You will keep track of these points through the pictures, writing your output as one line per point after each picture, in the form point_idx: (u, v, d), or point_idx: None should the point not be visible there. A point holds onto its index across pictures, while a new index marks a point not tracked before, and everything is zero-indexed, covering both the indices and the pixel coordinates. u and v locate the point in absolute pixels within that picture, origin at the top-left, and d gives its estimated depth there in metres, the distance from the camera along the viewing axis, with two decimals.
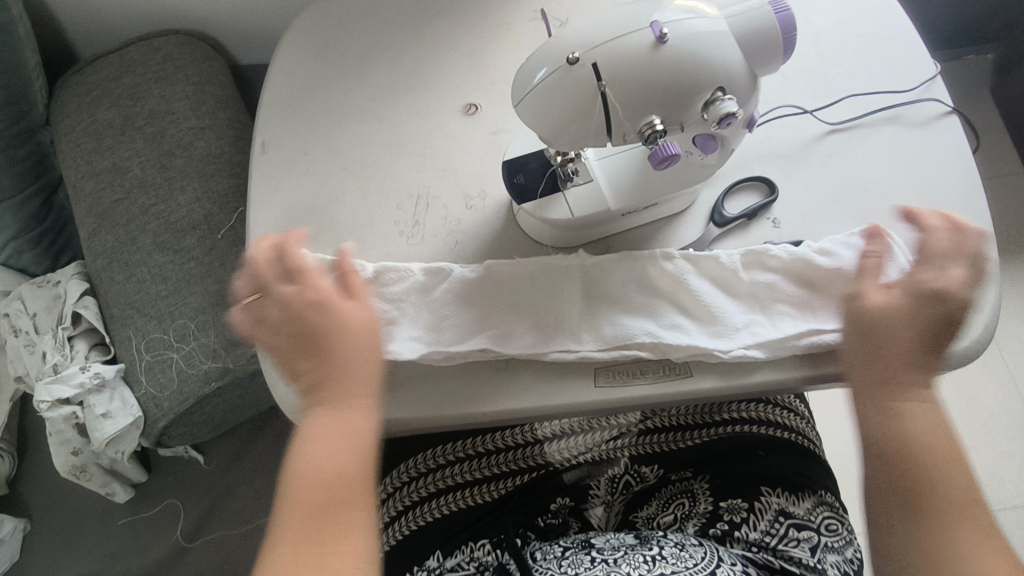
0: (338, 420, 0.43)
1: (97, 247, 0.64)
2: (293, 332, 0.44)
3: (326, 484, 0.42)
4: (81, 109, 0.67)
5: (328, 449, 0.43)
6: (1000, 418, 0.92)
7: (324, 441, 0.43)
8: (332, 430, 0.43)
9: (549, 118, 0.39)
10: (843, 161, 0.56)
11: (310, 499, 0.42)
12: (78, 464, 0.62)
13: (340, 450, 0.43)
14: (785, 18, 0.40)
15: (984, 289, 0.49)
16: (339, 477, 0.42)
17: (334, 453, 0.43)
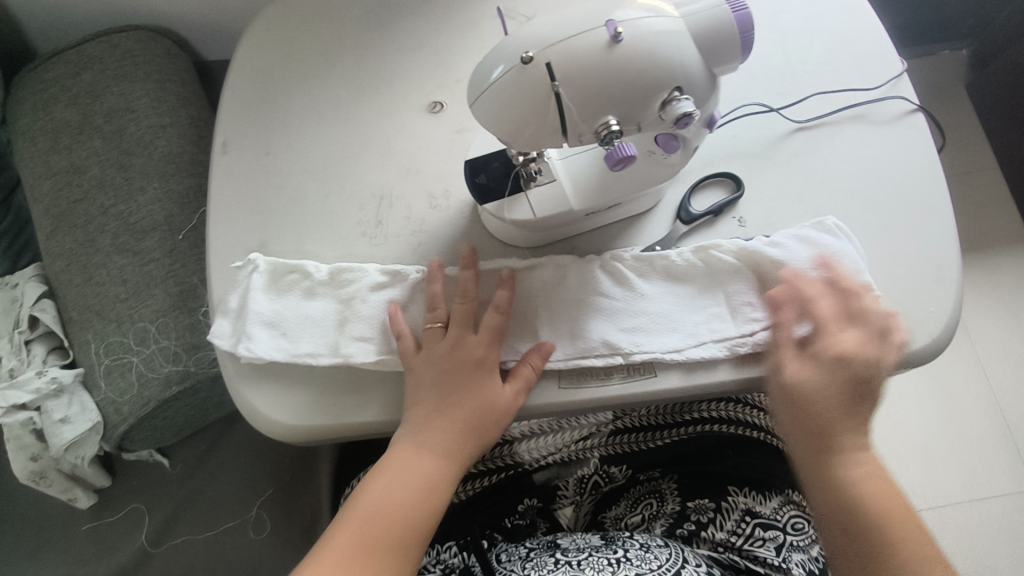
0: (423, 455, 0.45)
1: (55, 249, 0.62)
2: (456, 366, 0.46)
3: (413, 517, 0.44)
4: (38, 107, 0.66)
5: (389, 483, 0.44)
6: (972, 410, 0.93)
7: (414, 479, 0.44)
8: (407, 465, 0.45)
9: (504, 118, 0.39)
10: (808, 160, 0.56)
11: (347, 533, 0.43)
12: (37, 470, 0.60)
13: (424, 484, 0.45)
14: (744, 16, 0.39)
15: (946, 287, 0.50)
16: (388, 511, 0.44)
17: (397, 489, 0.44)
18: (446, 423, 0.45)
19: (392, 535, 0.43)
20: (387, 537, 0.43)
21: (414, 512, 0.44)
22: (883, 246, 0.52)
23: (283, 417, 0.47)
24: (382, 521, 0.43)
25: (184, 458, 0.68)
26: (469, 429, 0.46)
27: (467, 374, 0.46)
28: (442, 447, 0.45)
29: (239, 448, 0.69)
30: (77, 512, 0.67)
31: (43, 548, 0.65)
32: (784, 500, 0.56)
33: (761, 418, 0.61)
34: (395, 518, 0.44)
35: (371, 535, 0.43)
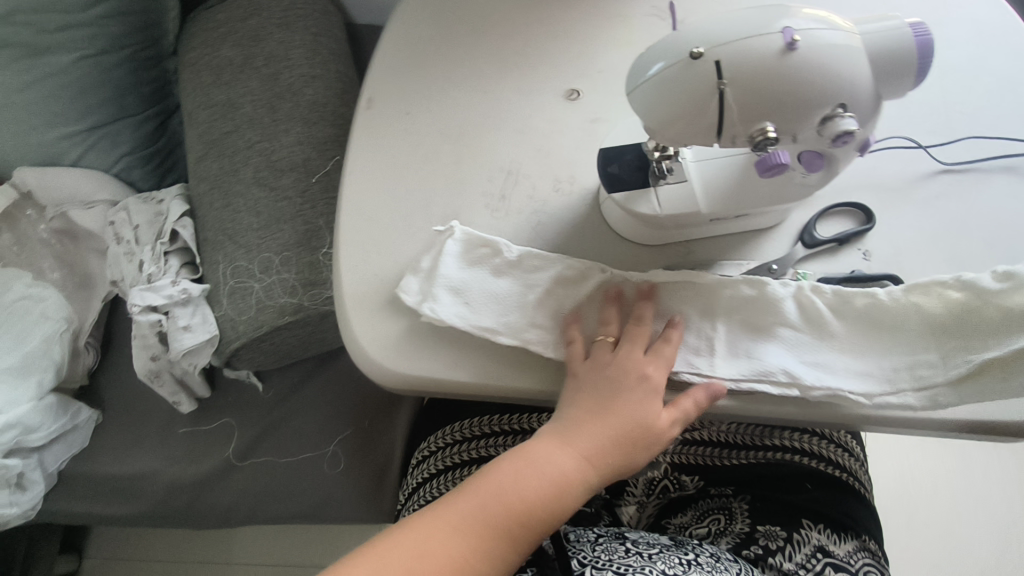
0: (565, 461, 0.47)
1: (202, 173, 0.68)
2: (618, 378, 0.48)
3: (538, 510, 0.46)
4: (208, 44, 0.72)
5: (527, 474, 0.47)
6: None
7: (548, 478, 0.47)
8: (548, 463, 0.47)
9: (661, 110, 0.39)
10: (950, 203, 0.54)
11: (479, 500, 0.46)
12: (154, 369, 0.66)
13: (556, 481, 0.47)
14: (925, 42, 0.38)
15: None
16: (521, 500, 0.46)
17: (533, 484, 0.46)
18: (594, 438, 0.47)
19: (516, 523, 0.45)
20: (510, 522, 0.45)
21: (541, 504, 0.46)
22: None
23: (389, 364, 0.50)
24: (513, 506, 0.46)
25: (278, 384, 0.73)
26: (612, 453, 0.47)
27: (619, 392, 0.48)
28: (585, 460, 0.47)
29: (328, 386, 0.73)
30: (177, 415, 0.73)
31: (144, 440, 0.72)
32: (858, 544, 0.55)
33: (845, 458, 0.60)
34: (520, 507, 0.46)
35: (498, 515, 0.45)
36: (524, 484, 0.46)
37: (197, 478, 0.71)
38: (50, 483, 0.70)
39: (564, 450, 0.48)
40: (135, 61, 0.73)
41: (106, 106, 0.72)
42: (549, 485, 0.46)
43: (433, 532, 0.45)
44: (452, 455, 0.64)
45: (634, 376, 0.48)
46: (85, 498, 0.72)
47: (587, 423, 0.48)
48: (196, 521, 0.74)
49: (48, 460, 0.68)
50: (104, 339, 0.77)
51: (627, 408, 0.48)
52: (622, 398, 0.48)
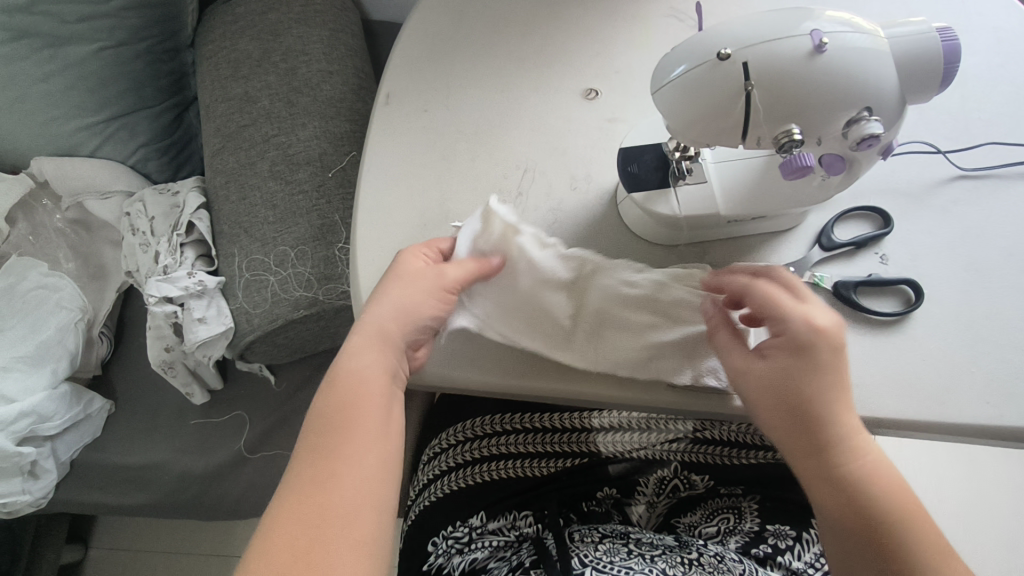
0: (366, 354, 0.44)
1: (218, 166, 0.68)
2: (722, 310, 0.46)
3: (356, 411, 0.42)
4: (226, 37, 0.72)
5: (349, 384, 0.43)
6: None
7: (364, 375, 0.44)
8: (353, 364, 0.44)
9: (686, 110, 0.40)
10: (966, 209, 0.54)
11: (317, 437, 0.42)
12: (167, 360, 0.67)
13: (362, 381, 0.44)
14: (952, 47, 0.38)
15: None
16: (343, 406, 0.43)
17: (358, 388, 0.43)
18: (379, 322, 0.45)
19: (349, 430, 0.42)
20: (355, 440, 0.42)
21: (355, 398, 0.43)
22: None
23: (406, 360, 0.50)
24: (348, 421, 0.42)
25: (290, 378, 0.73)
26: (397, 324, 0.45)
27: (404, 279, 0.46)
28: (384, 342, 0.45)
29: None
30: (189, 406, 0.73)
31: (155, 431, 0.73)
32: None
33: None
34: (353, 417, 0.42)
35: (331, 431, 0.42)
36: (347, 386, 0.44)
37: (209, 470, 0.71)
38: (63, 472, 0.70)
39: (358, 351, 0.44)
40: (153, 53, 0.72)
41: (124, 98, 0.72)
42: (368, 385, 0.43)
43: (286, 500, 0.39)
44: (462, 453, 0.64)
45: (419, 269, 0.47)
46: (97, 488, 0.72)
47: (369, 323, 0.45)
48: (206, 511, 0.74)
49: (61, 449, 0.68)
50: (118, 329, 0.77)
51: (411, 284, 0.46)
52: (405, 282, 0.46)
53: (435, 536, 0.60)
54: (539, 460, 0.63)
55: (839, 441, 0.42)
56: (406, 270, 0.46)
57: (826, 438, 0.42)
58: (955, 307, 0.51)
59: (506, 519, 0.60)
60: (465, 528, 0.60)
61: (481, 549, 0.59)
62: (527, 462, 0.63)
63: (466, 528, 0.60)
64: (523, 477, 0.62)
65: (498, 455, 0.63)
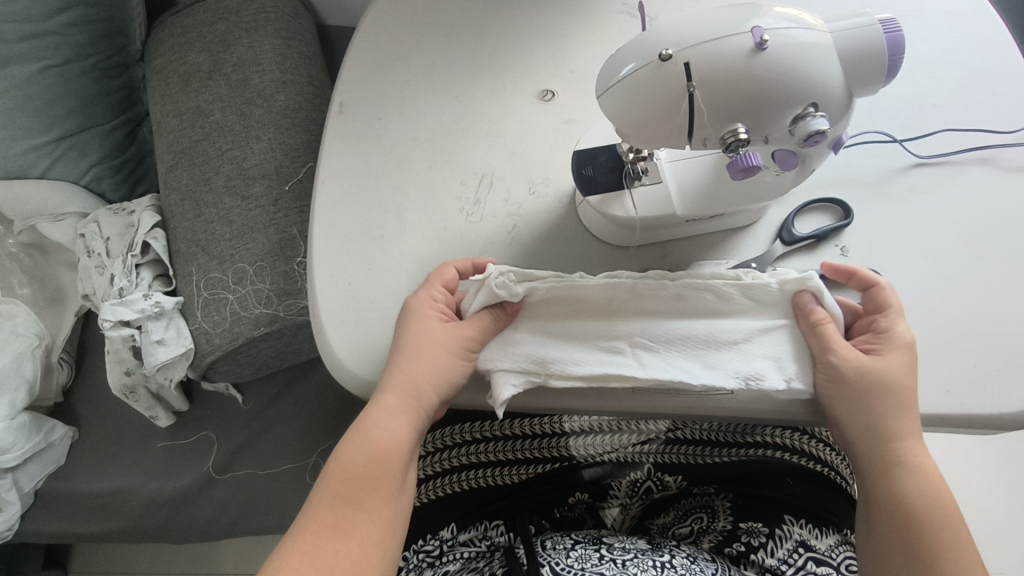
0: (393, 408, 0.45)
1: (173, 183, 0.66)
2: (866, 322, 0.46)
3: (379, 470, 0.44)
4: (175, 49, 0.70)
5: (363, 446, 0.44)
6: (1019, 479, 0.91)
7: (378, 443, 0.44)
8: (380, 422, 0.44)
9: (632, 113, 0.39)
10: (924, 198, 0.54)
11: (328, 505, 0.43)
12: (129, 384, 0.65)
13: (384, 451, 0.44)
14: (896, 38, 0.38)
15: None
16: (367, 471, 0.44)
17: (368, 456, 0.44)
18: (421, 381, 0.45)
19: (366, 498, 0.43)
20: (364, 496, 0.43)
21: (366, 464, 0.44)
22: (995, 297, 0.50)
23: (367, 373, 0.50)
24: (365, 481, 0.43)
25: (257, 395, 0.72)
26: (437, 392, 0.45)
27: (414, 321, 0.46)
28: (405, 402, 0.45)
29: (310, 393, 0.73)
30: (155, 429, 0.72)
31: (121, 456, 0.71)
32: (842, 539, 0.55)
33: (830, 454, 0.61)
34: (372, 480, 0.44)
35: (345, 502, 0.43)
36: (356, 460, 0.44)
37: (178, 494, 0.70)
38: (27, 503, 0.69)
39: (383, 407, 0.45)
40: (101, 69, 0.70)
41: (73, 116, 0.70)
42: (374, 449, 0.44)
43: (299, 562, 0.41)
44: (437, 463, 0.63)
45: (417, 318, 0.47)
46: (64, 518, 0.70)
47: (408, 370, 0.45)
48: (178, 535, 0.73)
49: (23, 480, 0.67)
50: (78, 353, 0.76)
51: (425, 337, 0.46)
52: (422, 339, 0.45)
53: (407, 549, 0.59)
54: (512, 468, 0.63)
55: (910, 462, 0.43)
56: (423, 324, 0.46)
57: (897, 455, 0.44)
58: (915, 296, 0.51)
59: (477, 530, 0.60)
60: (436, 541, 0.59)
61: (453, 562, 0.58)
62: (499, 470, 0.63)
63: (437, 541, 0.59)
64: (495, 485, 0.62)
65: (470, 465, 0.63)
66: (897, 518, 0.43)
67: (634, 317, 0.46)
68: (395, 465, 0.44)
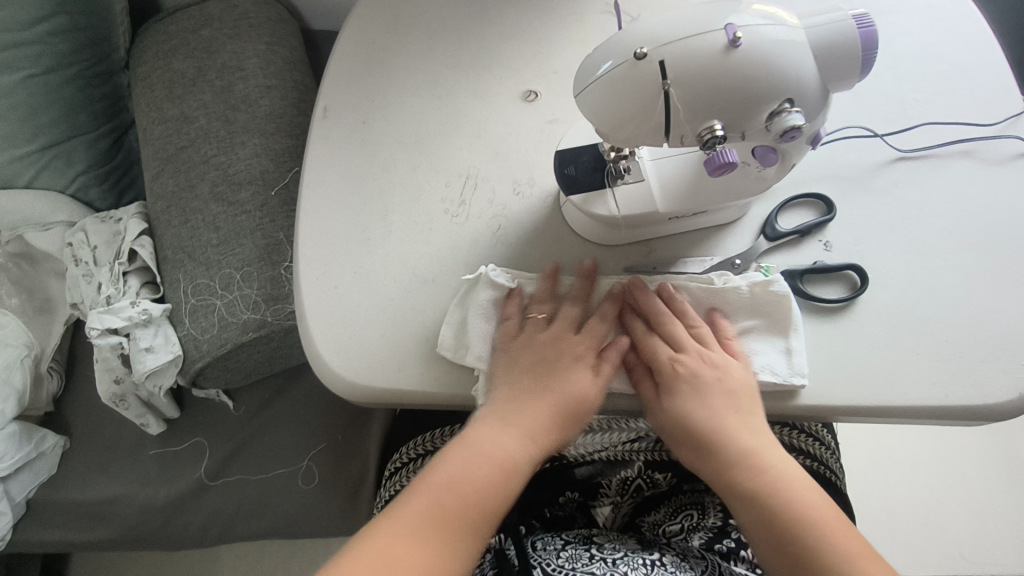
0: (500, 434, 0.47)
1: (159, 190, 0.66)
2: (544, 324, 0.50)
3: (476, 491, 0.45)
4: (159, 56, 0.70)
5: (474, 458, 0.46)
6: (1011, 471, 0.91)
7: (491, 457, 0.46)
8: (490, 440, 0.46)
9: (608, 113, 0.39)
10: (906, 191, 0.54)
11: (422, 502, 0.44)
12: (118, 393, 0.65)
13: (500, 467, 0.46)
14: (869, 34, 0.38)
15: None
16: (465, 486, 0.45)
17: (479, 465, 0.46)
18: (540, 412, 0.48)
19: (463, 511, 0.44)
20: (468, 501, 0.44)
21: (483, 475, 0.45)
22: (978, 289, 0.51)
23: (353, 376, 0.50)
24: (475, 490, 0.44)
25: (248, 401, 0.72)
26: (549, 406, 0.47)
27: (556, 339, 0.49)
28: (531, 425, 0.47)
29: (301, 398, 0.73)
30: (146, 437, 0.72)
31: (113, 464, 0.71)
32: None
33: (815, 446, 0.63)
34: (469, 495, 0.44)
35: (442, 508, 0.43)
36: (472, 465, 0.45)
37: (170, 501, 0.70)
38: (18, 513, 0.68)
39: (496, 428, 0.47)
40: (85, 77, 0.71)
41: (58, 125, 0.70)
42: (491, 461, 0.46)
43: (394, 539, 0.42)
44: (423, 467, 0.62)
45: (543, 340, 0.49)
46: (56, 527, 0.70)
47: (529, 380, 0.49)
48: (171, 543, 0.72)
49: (15, 490, 0.67)
50: (68, 362, 0.76)
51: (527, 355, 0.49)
52: (532, 350, 0.49)
53: None
54: None
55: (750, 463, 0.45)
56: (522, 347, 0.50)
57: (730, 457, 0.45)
58: (899, 289, 0.51)
59: None
60: None
61: None
62: None
63: None
64: None
65: None
66: (758, 523, 0.44)
67: (631, 320, 0.50)
68: (495, 489, 0.45)
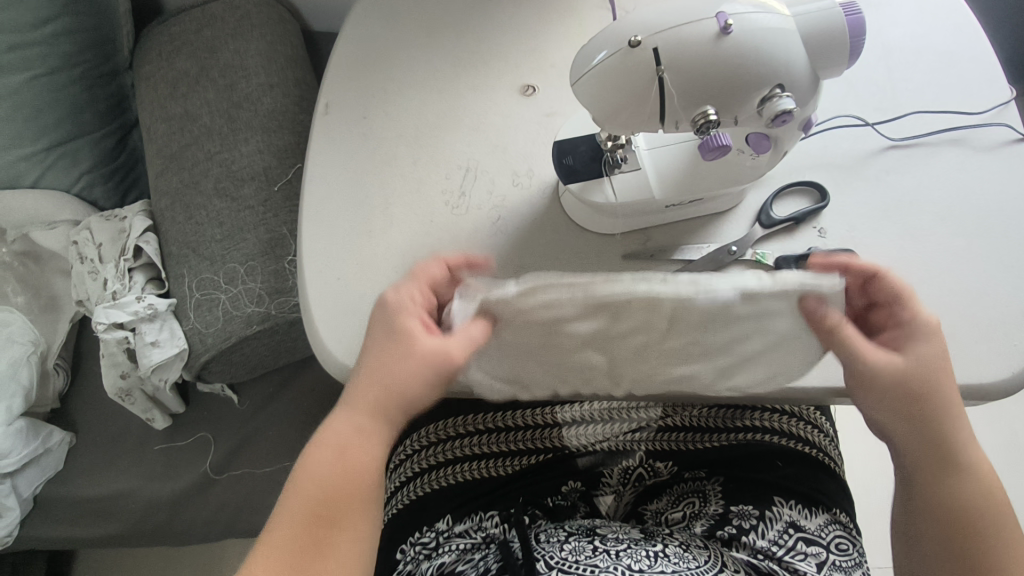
0: (363, 425, 0.43)
1: (163, 187, 0.67)
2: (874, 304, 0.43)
3: (348, 485, 0.42)
4: (162, 56, 0.72)
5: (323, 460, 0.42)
6: (1008, 458, 0.92)
7: (341, 450, 0.42)
8: (344, 435, 0.43)
9: (604, 100, 0.40)
10: (898, 179, 0.55)
11: (284, 518, 0.41)
12: (124, 387, 0.66)
13: (351, 462, 0.42)
14: (857, 21, 0.39)
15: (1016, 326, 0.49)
16: (336, 486, 0.42)
17: (330, 463, 0.42)
18: (384, 403, 0.42)
19: (335, 516, 0.41)
20: (324, 506, 0.41)
21: (340, 475, 0.42)
22: (969, 273, 0.52)
23: (356, 364, 0.51)
24: (326, 491, 0.41)
25: (252, 395, 0.73)
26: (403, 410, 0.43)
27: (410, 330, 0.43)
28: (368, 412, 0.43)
29: (304, 394, 0.74)
30: (152, 432, 0.73)
31: (120, 459, 0.72)
32: (830, 518, 0.56)
33: (812, 434, 0.63)
34: (338, 496, 0.41)
35: (309, 521, 0.40)
36: (323, 467, 0.42)
37: (177, 495, 0.71)
38: (26, 509, 0.69)
39: (344, 424, 0.43)
40: (88, 78, 0.72)
41: (62, 125, 0.71)
42: (340, 456, 0.42)
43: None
44: (429, 457, 0.64)
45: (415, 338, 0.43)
46: (63, 523, 0.71)
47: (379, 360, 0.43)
48: (178, 537, 0.73)
49: (22, 486, 0.68)
50: (74, 359, 0.77)
51: (396, 363, 0.42)
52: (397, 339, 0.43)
53: (403, 544, 0.60)
54: (505, 459, 0.64)
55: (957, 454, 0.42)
56: (398, 343, 0.42)
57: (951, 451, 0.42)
58: (892, 274, 0.52)
59: (472, 521, 0.61)
60: (432, 533, 0.60)
61: (448, 553, 0.58)
62: (494, 462, 0.64)
63: (433, 533, 0.60)
64: (490, 477, 0.64)
65: (465, 458, 0.64)
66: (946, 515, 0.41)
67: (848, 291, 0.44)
68: (356, 481, 0.42)
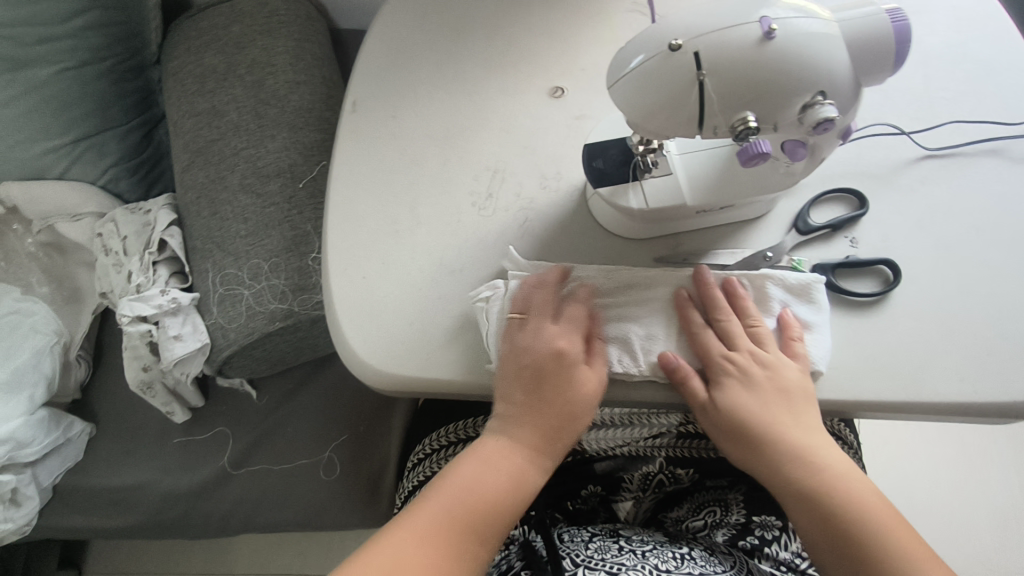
0: (516, 446, 0.49)
1: (189, 181, 0.67)
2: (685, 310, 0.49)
3: (496, 504, 0.47)
4: (190, 52, 0.72)
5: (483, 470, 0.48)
6: None
7: (495, 465, 0.48)
8: (511, 455, 0.48)
9: (641, 104, 0.40)
10: (934, 189, 0.54)
11: (436, 507, 0.46)
12: (146, 379, 0.67)
13: (510, 477, 0.48)
14: (902, 27, 0.39)
15: None
16: (484, 494, 0.47)
17: (483, 473, 0.48)
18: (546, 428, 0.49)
19: (479, 519, 0.46)
20: (474, 505, 0.46)
21: (496, 493, 0.47)
22: (1008, 286, 0.50)
23: (380, 363, 0.50)
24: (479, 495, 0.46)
25: (271, 391, 0.74)
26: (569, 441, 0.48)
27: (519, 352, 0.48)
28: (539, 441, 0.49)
29: (323, 391, 0.74)
30: (171, 425, 0.73)
31: (139, 451, 0.72)
32: None
33: (835, 444, 0.63)
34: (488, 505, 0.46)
35: (456, 514, 0.46)
36: (480, 479, 0.47)
37: (195, 488, 0.71)
38: (45, 498, 0.70)
39: (512, 444, 0.49)
40: (117, 71, 0.72)
41: (89, 118, 0.72)
42: (495, 470, 0.48)
43: (399, 544, 0.44)
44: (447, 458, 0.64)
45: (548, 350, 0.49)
46: (81, 513, 0.71)
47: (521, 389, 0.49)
48: (194, 531, 0.73)
49: (42, 475, 0.68)
50: (95, 350, 0.78)
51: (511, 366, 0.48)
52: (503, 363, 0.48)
53: None
54: None
55: (765, 442, 0.47)
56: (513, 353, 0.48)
57: (756, 438, 0.47)
58: (929, 286, 0.51)
59: None
60: None
61: None
62: None
63: None
64: None
65: None
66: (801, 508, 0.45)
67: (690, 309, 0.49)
68: (505, 493, 0.47)
